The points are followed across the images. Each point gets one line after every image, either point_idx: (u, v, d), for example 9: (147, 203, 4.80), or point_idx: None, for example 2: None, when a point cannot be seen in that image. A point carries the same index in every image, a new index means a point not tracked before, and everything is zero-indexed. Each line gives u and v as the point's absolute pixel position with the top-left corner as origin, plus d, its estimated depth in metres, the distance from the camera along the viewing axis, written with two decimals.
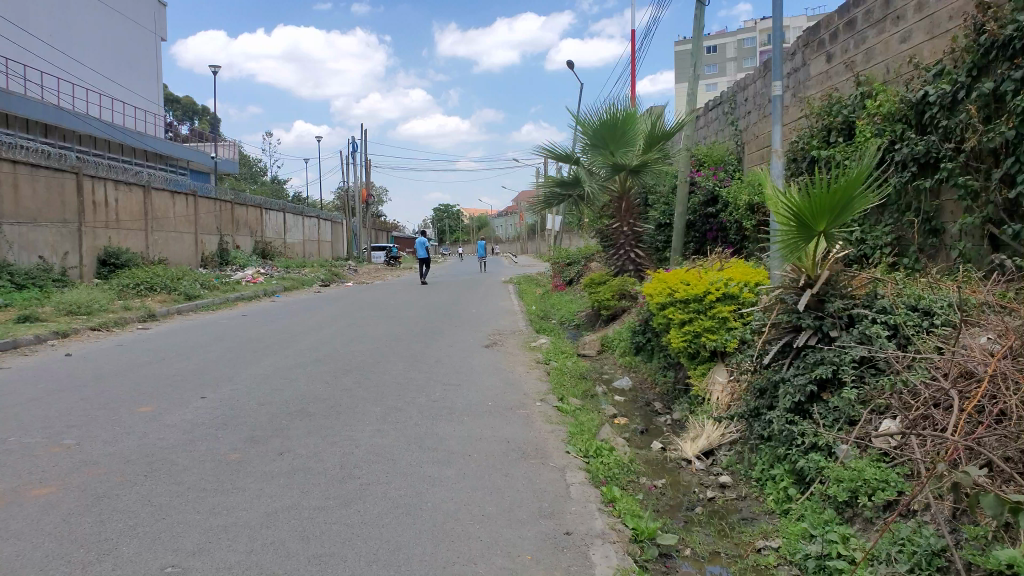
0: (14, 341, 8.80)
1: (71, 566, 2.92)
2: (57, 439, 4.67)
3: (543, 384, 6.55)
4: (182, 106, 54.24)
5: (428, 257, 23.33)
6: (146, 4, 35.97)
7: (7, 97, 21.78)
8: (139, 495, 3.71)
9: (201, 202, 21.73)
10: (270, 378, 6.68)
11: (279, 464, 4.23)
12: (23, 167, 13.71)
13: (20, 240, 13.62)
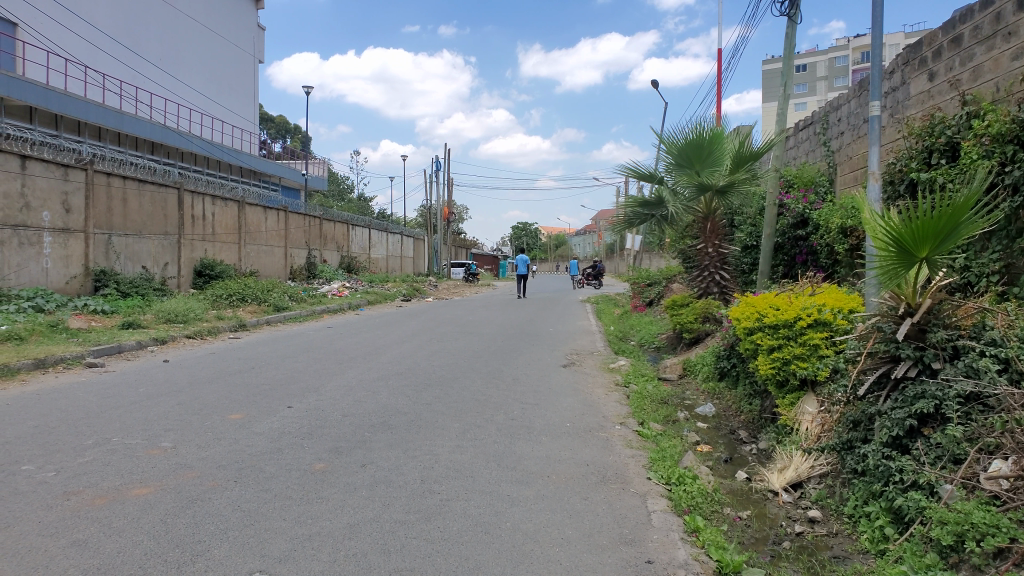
0: (118, 346, 9.30)
1: (167, 566, 3.03)
2: (155, 442, 4.90)
3: (622, 408, 6.46)
4: (276, 125, 56.57)
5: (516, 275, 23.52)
6: (246, 29, 37.79)
7: (119, 117, 23.17)
8: (229, 499, 3.84)
9: (291, 217, 22.50)
10: (353, 390, 6.83)
11: (362, 476, 4.31)
12: (131, 183, 14.50)
13: (125, 251, 14.43)
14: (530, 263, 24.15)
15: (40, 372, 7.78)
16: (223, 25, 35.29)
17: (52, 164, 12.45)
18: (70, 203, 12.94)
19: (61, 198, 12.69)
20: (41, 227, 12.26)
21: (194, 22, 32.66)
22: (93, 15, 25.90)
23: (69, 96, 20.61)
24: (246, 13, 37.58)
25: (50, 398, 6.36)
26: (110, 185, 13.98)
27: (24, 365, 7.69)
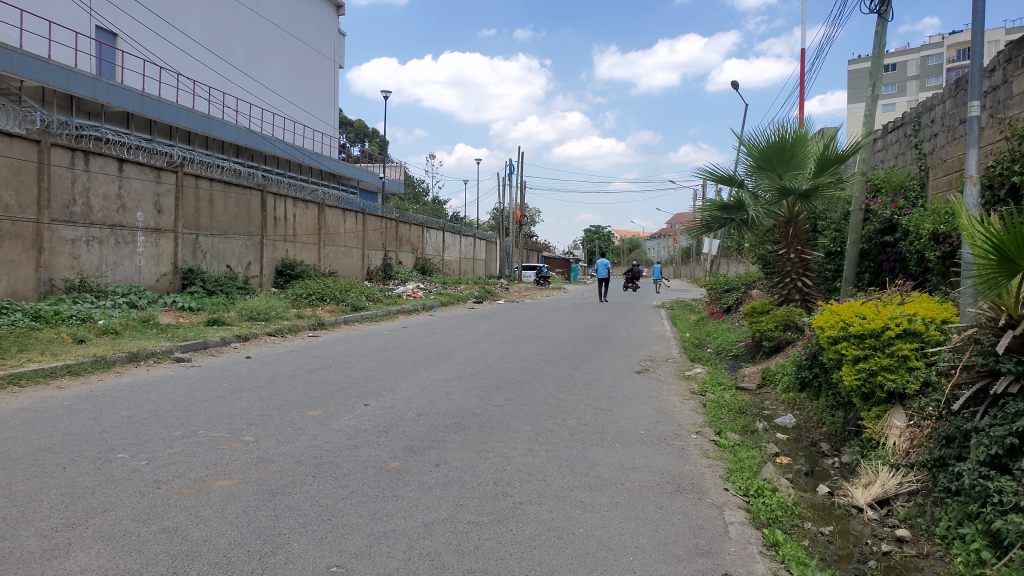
0: (204, 342, 9.67)
1: (250, 556, 3.12)
2: (238, 435, 5.07)
3: (698, 417, 6.33)
4: (355, 129, 58.01)
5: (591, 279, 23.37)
6: (328, 35, 38.85)
7: (208, 121, 24.10)
8: (308, 494, 3.93)
9: (368, 219, 22.99)
10: (427, 390, 6.91)
11: (436, 475, 4.34)
12: (218, 185, 15.08)
13: (211, 250, 15.02)
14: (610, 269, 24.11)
15: (134, 365, 8.17)
16: (306, 31, 36.36)
17: (145, 167, 13.07)
18: (161, 203, 13.54)
19: (154, 199, 13.30)
20: (135, 227, 12.88)
21: (279, 29, 33.78)
22: (185, 24, 27.09)
23: (163, 103, 21.60)
24: (327, 19, 38.64)
25: (141, 390, 6.67)
26: (198, 187, 14.54)
27: (119, 358, 8.09)
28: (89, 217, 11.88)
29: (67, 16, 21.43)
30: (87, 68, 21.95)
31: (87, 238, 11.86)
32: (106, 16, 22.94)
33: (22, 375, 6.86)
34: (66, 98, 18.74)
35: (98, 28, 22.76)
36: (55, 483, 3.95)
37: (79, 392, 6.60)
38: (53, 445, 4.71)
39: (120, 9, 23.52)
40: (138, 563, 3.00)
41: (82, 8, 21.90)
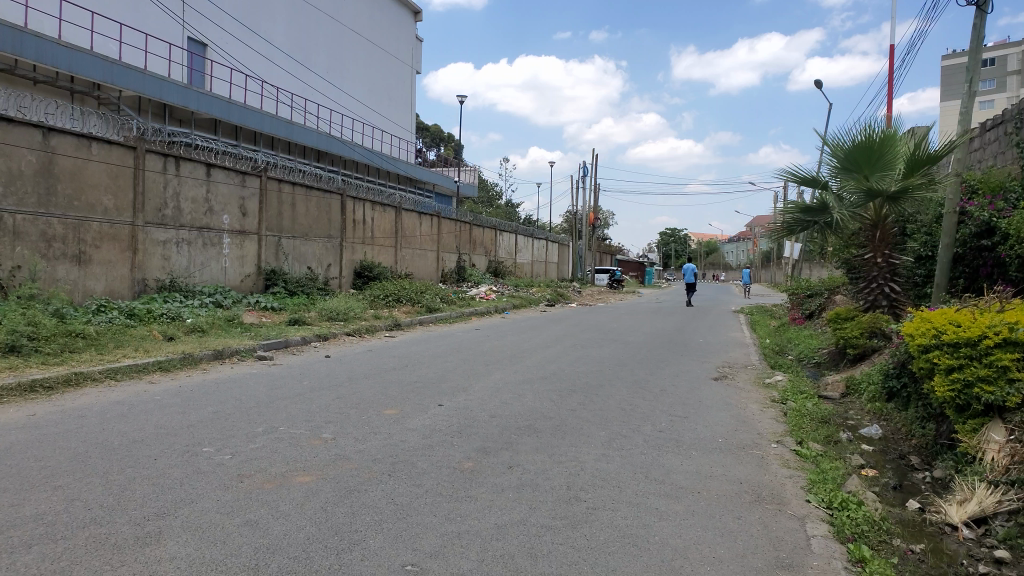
0: (285, 341, 9.96)
1: (327, 552, 3.19)
2: (317, 432, 5.20)
3: (779, 426, 6.14)
4: (431, 135, 58.97)
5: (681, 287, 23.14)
6: (405, 41, 39.59)
7: (290, 127, 24.86)
8: (383, 492, 3.99)
9: (444, 222, 23.28)
10: (500, 392, 6.92)
11: (509, 478, 4.34)
12: (299, 189, 15.55)
13: (293, 252, 15.50)
14: (696, 273, 23.76)
15: (220, 362, 8.49)
16: (385, 38, 37.14)
17: (232, 171, 13.57)
18: (246, 207, 14.05)
19: (239, 203, 13.81)
20: (221, 229, 13.39)
21: (359, 36, 34.60)
22: (271, 33, 28.08)
23: (250, 110, 22.43)
24: (405, 26, 39.39)
25: (226, 386, 6.92)
26: (281, 191, 15.01)
27: (205, 355, 8.41)
28: (179, 220, 12.41)
29: (162, 28, 22.53)
30: (180, 77, 22.99)
31: (177, 240, 12.39)
32: (197, 27, 23.96)
33: (117, 370, 7.22)
34: (160, 106, 19.68)
35: (190, 39, 23.83)
36: (146, 473, 4.13)
37: (168, 387, 6.90)
38: (145, 438, 4.93)
39: (211, 21, 24.60)
40: (222, 554, 3.10)
41: (175, 20, 22.97)
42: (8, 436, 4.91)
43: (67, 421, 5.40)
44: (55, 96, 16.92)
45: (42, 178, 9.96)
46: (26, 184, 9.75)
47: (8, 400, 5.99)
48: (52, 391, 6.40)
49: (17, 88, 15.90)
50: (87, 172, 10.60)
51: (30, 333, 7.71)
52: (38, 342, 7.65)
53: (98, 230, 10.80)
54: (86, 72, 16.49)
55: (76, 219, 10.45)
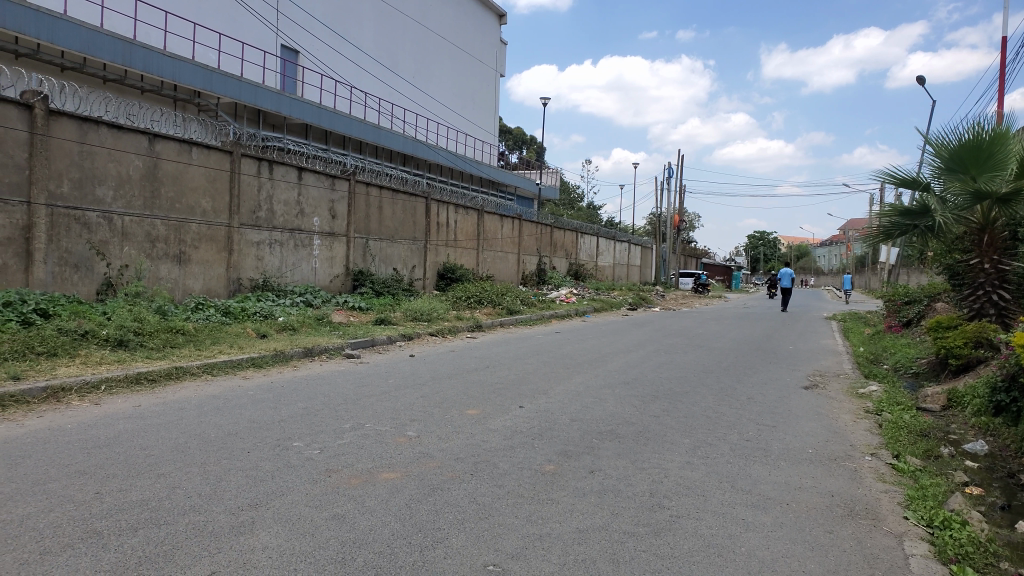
0: (371, 340, 10.20)
1: (411, 548, 3.24)
2: (401, 430, 5.29)
3: (873, 438, 5.87)
4: (515, 137, 59.37)
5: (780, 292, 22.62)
6: (490, 45, 39.97)
7: (378, 131, 25.46)
8: (466, 491, 4.03)
9: (525, 225, 23.38)
10: (581, 396, 6.88)
11: (591, 482, 4.31)
12: (386, 192, 15.91)
13: (379, 254, 15.87)
14: (792, 277, 23.10)
15: (309, 360, 8.76)
16: (470, 42, 37.58)
17: (322, 175, 14.01)
18: (336, 209, 14.47)
19: (329, 205, 14.22)
20: (312, 231, 13.83)
21: (445, 41, 35.14)
22: (360, 39, 28.85)
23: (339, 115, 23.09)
24: (490, 30, 39.79)
25: (314, 383, 7.14)
26: (369, 194, 15.40)
27: (297, 352, 8.71)
28: (272, 222, 12.90)
29: (258, 37, 23.47)
30: (274, 84, 23.89)
31: (270, 242, 12.88)
32: (291, 35, 24.86)
33: (214, 365, 7.55)
34: (254, 112, 20.49)
35: (284, 47, 24.73)
36: (240, 465, 4.30)
37: (261, 382, 7.18)
38: (240, 431, 5.13)
39: (303, 29, 25.48)
40: (311, 546, 3.19)
41: (270, 29, 23.90)
42: (115, 425, 5.21)
43: (168, 413, 5.68)
44: (161, 104, 17.87)
45: (148, 182, 10.52)
46: (134, 187, 10.31)
47: (116, 391, 6.36)
48: (156, 384, 6.75)
49: (126, 96, 16.86)
50: (188, 176, 11.14)
51: (136, 328, 8.15)
52: (142, 337, 8.08)
53: (198, 232, 11.34)
54: (188, 80, 17.32)
55: (177, 221, 10.99)
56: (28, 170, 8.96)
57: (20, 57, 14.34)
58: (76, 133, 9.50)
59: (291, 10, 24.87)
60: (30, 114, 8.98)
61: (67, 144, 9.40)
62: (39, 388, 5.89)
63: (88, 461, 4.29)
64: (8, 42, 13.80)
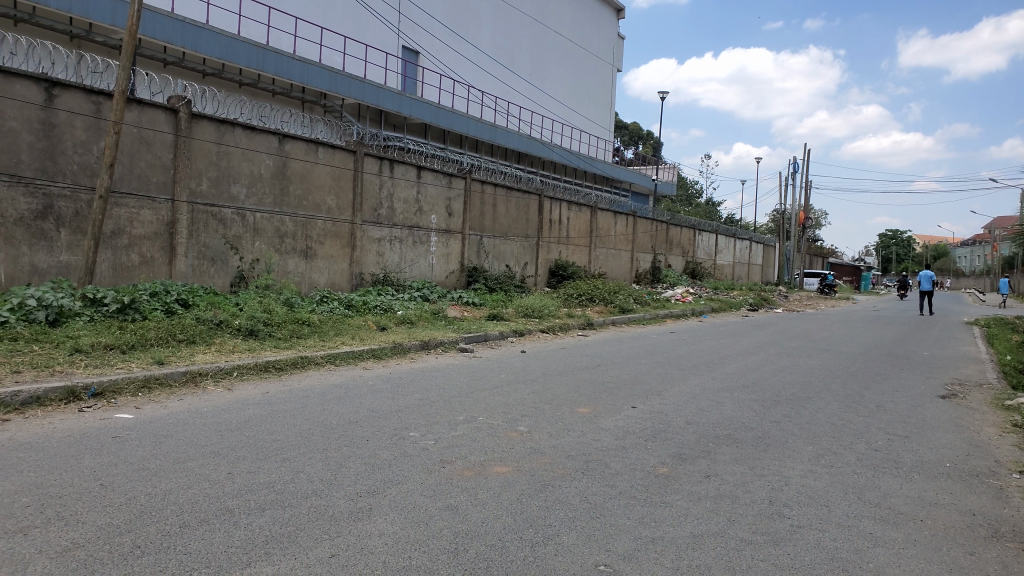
0: (484, 335, 10.33)
1: (523, 543, 3.24)
2: (513, 425, 5.33)
3: (1021, 454, 5.40)
4: (630, 133, 58.78)
5: (924, 294, 21.33)
6: (607, 40, 39.63)
7: (493, 130, 25.75)
8: (577, 490, 4.00)
9: (640, 222, 23.05)
10: (696, 399, 6.70)
11: (706, 487, 4.18)
12: (500, 189, 16.08)
13: (492, 250, 16.08)
14: (934, 279, 21.59)
15: (425, 353, 8.97)
16: (586, 38, 37.41)
17: (440, 173, 14.32)
18: (452, 207, 14.76)
19: (445, 203, 14.53)
20: (429, 228, 14.18)
21: (561, 37, 35.13)
22: (478, 39, 29.32)
23: (457, 114, 23.53)
24: (608, 25, 39.46)
25: (430, 376, 7.31)
26: (484, 191, 15.61)
27: (413, 345, 8.94)
28: (392, 219, 13.30)
29: (381, 40, 24.31)
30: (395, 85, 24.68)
31: (390, 238, 13.30)
32: (411, 37, 25.56)
33: (337, 355, 7.87)
34: (376, 112, 21.22)
35: (406, 48, 25.49)
36: (360, 453, 4.46)
37: (380, 373, 7.43)
38: (360, 420, 5.31)
39: (424, 30, 26.17)
40: (425, 535, 3.26)
41: (392, 31, 24.70)
42: (246, 410, 5.53)
43: (294, 400, 5.96)
44: (291, 106, 18.84)
45: (278, 180, 11.10)
46: (265, 185, 10.90)
47: (246, 377, 6.76)
48: (283, 373, 7.10)
49: (259, 100, 17.86)
50: (314, 174, 11.66)
51: (266, 319, 8.62)
52: (271, 327, 8.52)
53: (323, 228, 11.86)
54: (315, 83, 18.14)
55: (304, 217, 11.54)
56: (172, 170, 9.65)
57: (167, 65, 15.49)
58: (215, 135, 10.14)
59: (412, 12, 25.60)
60: (175, 117, 9.67)
61: (207, 145, 10.04)
62: (181, 372, 6.32)
63: (222, 443, 4.57)
64: (158, 51, 14.92)
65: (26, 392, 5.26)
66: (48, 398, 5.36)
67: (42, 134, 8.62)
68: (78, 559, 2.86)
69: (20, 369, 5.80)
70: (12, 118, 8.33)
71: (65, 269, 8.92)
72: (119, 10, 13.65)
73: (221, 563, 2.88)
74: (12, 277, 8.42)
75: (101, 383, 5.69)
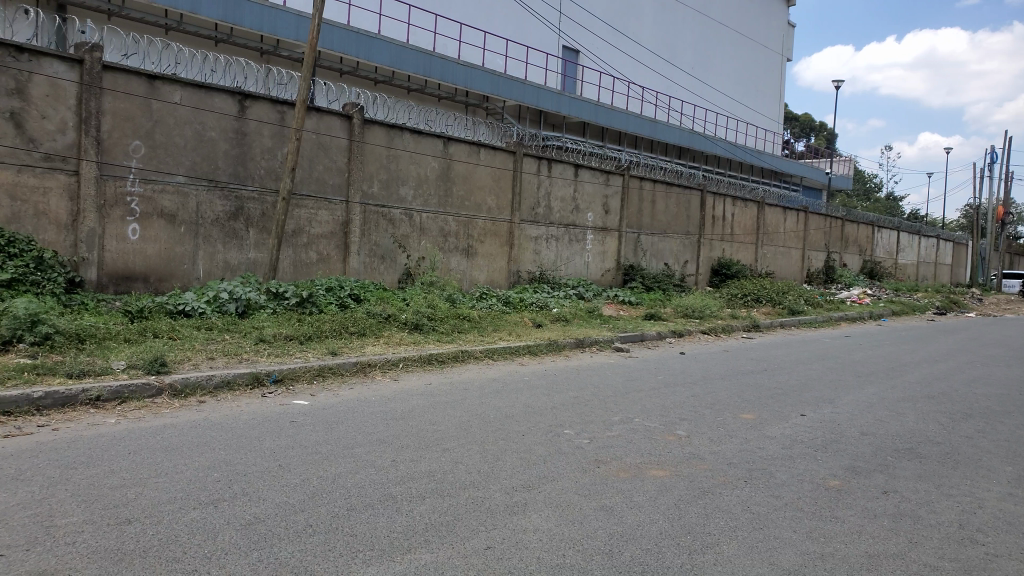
0: (641, 334, 10.17)
1: (680, 550, 3.13)
2: (671, 428, 5.17)
3: None
4: (800, 125, 55.90)
5: None
6: (776, 28, 37.75)
7: (653, 125, 25.26)
8: (739, 498, 3.81)
9: (812, 218, 21.79)
10: (874, 408, 6.22)
11: (884, 504, 3.85)
12: (660, 186, 15.76)
13: (651, 248, 15.82)
14: None
15: (581, 350, 8.96)
16: (754, 27, 35.83)
17: (597, 171, 14.25)
18: (610, 205, 14.65)
19: (603, 201, 14.44)
20: (586, 226, 14.15)
21: (726, 29, 33.87)
22: (639, 34, 28.89)
23: (616, 112, 23.29)
24: (777, 13, 37.61)
25: (586, 374, 7.30)
26: (643, 188, 15.37)
27: (569, 342, 8.95)
28: (549, 217, 13.40)
29: (542, 40, 24.58)
30: (555, 85, 24.88)
31: (547, 236, 13.41)
32: (571, 36, 25.63)
33: (495, 350, 8.03)
34: (536, 112, 21.48)
35: (566, 47, 25.63)
36: (516, 447, 4.51)
37: (536, 369, 7.49)
38: (517, 414, 5.38)
39: (584, 29, 26.17)
40: (580, 534, 3.23)
41: (553, 32, 24.90)
42: (410, 400, 5.76)
43: (455, 392, 6.14)
44: (455, 109, 19.48)
45: (442, 181, 11.50)
46: (430, 186, 11.33)
47: (411, 369, 7.04)
48: (445, 365, 7.34)
49: (425, 104, 18.61)
50: (475, 175, 11.97)
51: (429, 314, 8.95)
52: (434, 322, 8.84)
53: (483, 227, 12.17)
54: (478, 86, 18.63)
55: (466, 217, 11.89)
56: (347, 173, 10.26)
57: (343, 74, 16.50)
58: (384, 139, 10.65)
59: (573, 11, 25.67)
60: (349, 123, 10.26)
61: (378, 149, 10.58)
62: (351, 363, 6.69)
63: (389, 430, 4.79)
64: (335, 62, 15.94)
65: (218, 377, 5.76)
66: (236, 383, 5.85)
67: (235, 142, 9.45)
68: (259, 533, 3.09)
69: (214, 355, 6.38)
70: (211, 129, 9.19)
71: (253, 265, 9.75)
72: (301, 25, 14.69)
73: (384, 547, 3.00)
74: (209, 272, 9.32)
75: (281, 370, 6.13)
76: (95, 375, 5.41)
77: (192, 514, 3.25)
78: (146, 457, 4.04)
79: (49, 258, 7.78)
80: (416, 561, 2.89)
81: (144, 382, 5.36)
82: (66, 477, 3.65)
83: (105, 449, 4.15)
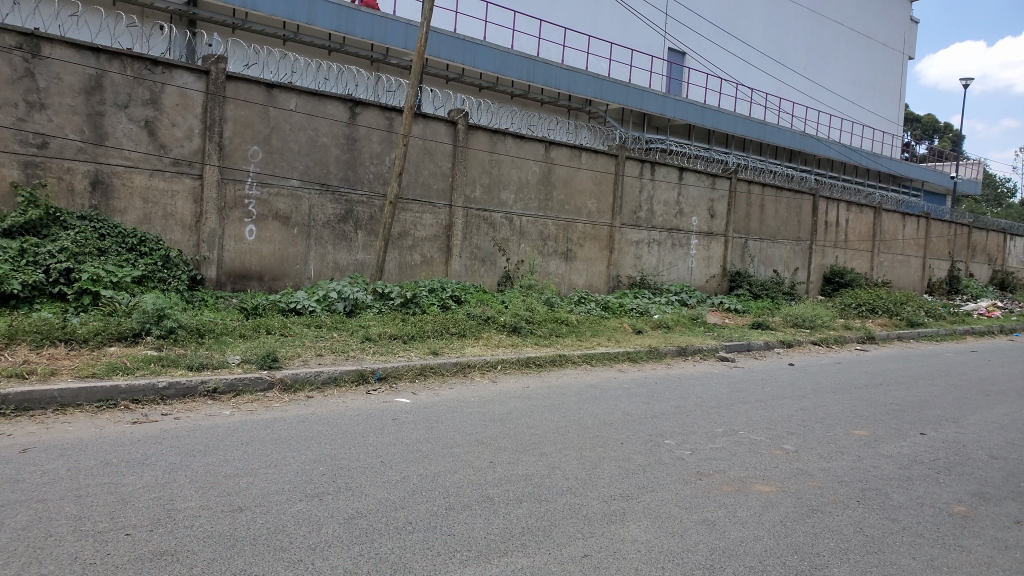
0: (747, 344, 9.84)
1: (786, 570, 2.99)
2: (778, 443, 4.96)
3: None
4: (923, 126, 52.81)
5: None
6: (897, 25, 35.84)
7: (762, 127, 24.43)
8: (852, 519, 3.61)
9: (935, 225, 20.52)
10: (1005, 430, 5.76)
11: (1016, 535, 3.55)
12: (768, 190, 15.23)
13: (758, 255, 15.30)
14: None
15: (682, 359, 8.76)
16: (873, 25, 34.14)
17: (703, 175, 13.92)
18: (715, 209, 14.27)
19: (708, 205, 14.09)
20: (690, 231, 13.84)
21: (843, 27, 32.42)
22: (749, 35, 28.06)
23: (724, 114, 22.68)
24: (898, 9, 35.70)
25: (688, 383, 7.12)
26: (751, 192, 14.88)
27: (671, 350, 8.77)
28: (652, 222, 13.18)
29: (647, 43, 24.26)
30: (659, 87, 24.50)
31: (649, 241, 13.20)
32: (677, 38, 25.17)
33: (593, 356, 7.96)
34: (640, 115, 21.21)
35: (671, 50, 25.20)
36: (614, 455, 4.44)
37: (636, 376, 7.38)
38: (615, 422, 5.30)
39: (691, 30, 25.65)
40: (680, 547, 3.14)
41: (659, 34, 24.53)
42: (508, 402, 5.78)
43: (551, 396, 6.12)
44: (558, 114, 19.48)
45: (544, 185, 11.52)
46: (532, 190, 11.37)
47: (509, 371, 7.08)
48: (542, 369, 7.33)
49: (528, 108, 18.70)
50: (577, 179, 11.93)
51: (528, 317, 8.98)
52: (533, 325, 8.86)
53: (583, 231, 12.11)
54: (581, 89, 18.57)
55: (567, 220, 11.87)
56: (451, 177, 10.44)
57: (449, 81, 16.81)
58: (488, 144, 10.77)
59: (679, 13, 25.22)
60: (454, 128, 10.44)
61: (481, 154, 10.70)
62: (451, 363, 6.78)
63: (488, 432, 4.82)
64: (441, 68, 16.25)
65: (325, 373, 5.96)
66: (343, 379, 6.03)
67: (346, 147, 9.78)
68: (361, 528, 3.16)
69: (322, 352, 6.62)
70: (324, 134, 9.56)
71: (360, 266, 10.06)
72: (410, 34, 15.03)
73: (481, 549, 3.01)
74: (319, 272, 9.69)
75: (385, 368, 6.29)
76: (213, 368, 5.71)
77: (298, 505, 3.37)
78: (258, 448, 4.22)
79: (175, 257, 8.30)
80: (513, 565, 2.89)
81: (257, 375, 5.62)
82: (186, 463, 3.86)
83: (221, 439, 4.37)
